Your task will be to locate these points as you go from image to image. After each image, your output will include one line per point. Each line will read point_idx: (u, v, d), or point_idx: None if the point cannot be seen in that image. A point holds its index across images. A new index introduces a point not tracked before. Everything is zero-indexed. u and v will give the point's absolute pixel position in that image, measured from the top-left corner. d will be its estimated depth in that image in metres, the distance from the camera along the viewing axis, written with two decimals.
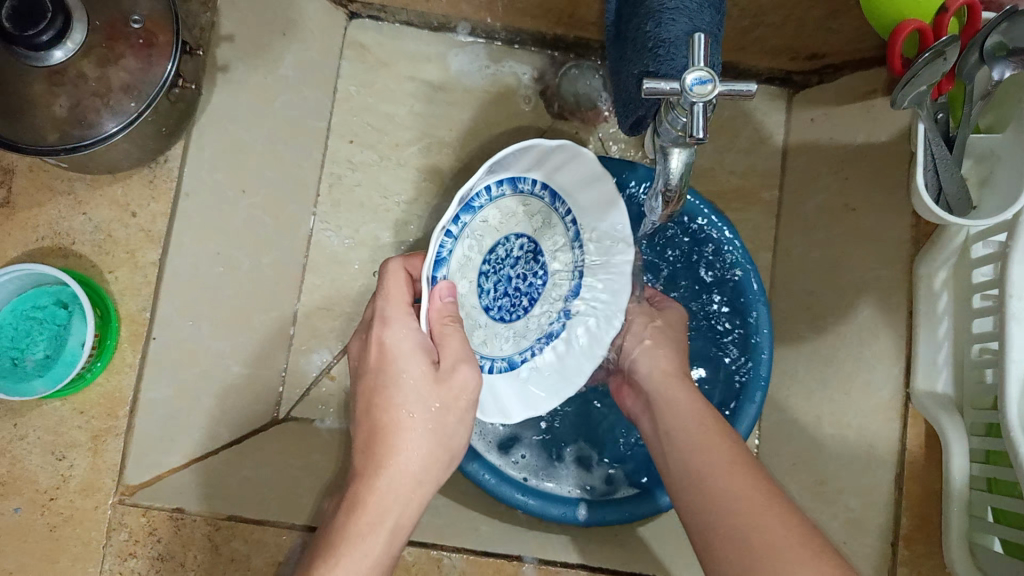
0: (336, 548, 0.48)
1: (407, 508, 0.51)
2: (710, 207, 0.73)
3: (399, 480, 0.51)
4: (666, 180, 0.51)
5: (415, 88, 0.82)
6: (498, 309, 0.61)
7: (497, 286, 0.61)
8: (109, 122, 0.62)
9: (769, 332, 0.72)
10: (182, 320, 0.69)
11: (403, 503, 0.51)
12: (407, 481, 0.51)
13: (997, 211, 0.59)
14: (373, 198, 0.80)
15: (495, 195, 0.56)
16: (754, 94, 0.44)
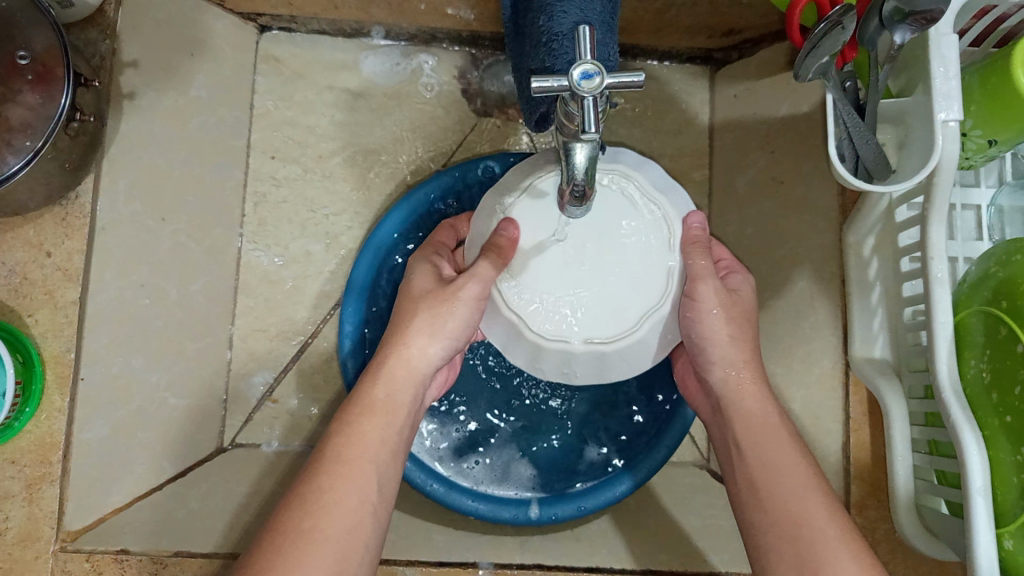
0: (307, 499, 0.51)
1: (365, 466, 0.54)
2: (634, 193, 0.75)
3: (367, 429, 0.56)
4: (572, 176, 0.51)
5: (334, 97, 0.81)
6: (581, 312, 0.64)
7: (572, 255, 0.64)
8: (12, 160, 0.59)
9: None
10: (112, 355, 0.67)
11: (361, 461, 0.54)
12: (368, 440, 0.55)
13: (914, 173, 0.59)
14: (301, 212, 0.79)
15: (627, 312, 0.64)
16: (643, 85, 0.42)
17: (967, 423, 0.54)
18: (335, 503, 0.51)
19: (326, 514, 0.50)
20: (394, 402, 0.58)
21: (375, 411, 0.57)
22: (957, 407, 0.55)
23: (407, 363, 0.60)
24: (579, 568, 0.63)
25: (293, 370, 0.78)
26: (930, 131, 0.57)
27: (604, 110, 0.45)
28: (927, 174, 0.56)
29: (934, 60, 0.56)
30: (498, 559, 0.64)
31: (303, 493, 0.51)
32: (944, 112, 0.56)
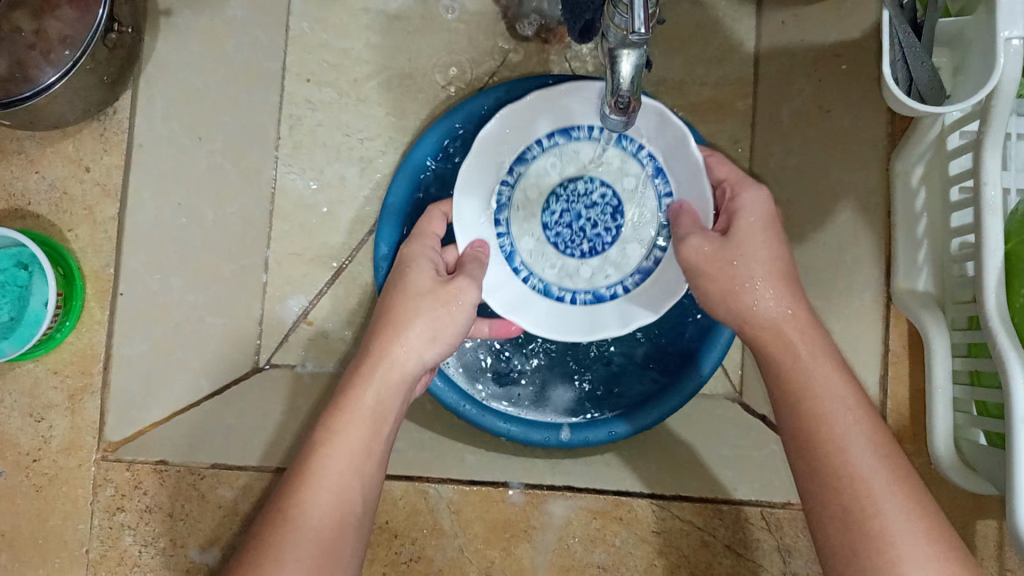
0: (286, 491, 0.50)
1: (360, 435, 0.52)
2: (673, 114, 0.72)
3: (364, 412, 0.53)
4: (618, 90, 0.49)
5: (369, 20, 0.79)
6: (558, 236, 0.69)
7: (564, 215, 0.69)
8: (49, 74, 0.61)
9: None
10: (152, 273, 0.68)
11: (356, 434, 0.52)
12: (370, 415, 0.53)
13: (972, 95, 0.56)
14: (336, 136, 0.79)
15: (594, 135, 0.68)
16: None
17: (1014, 352, 0.53)
18: (314, 499, 0.49)
19: (312, 505, 0.49)
20: (383, 409, 0.54)
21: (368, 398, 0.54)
22: (1004, 336, 0.53)
23: (388, 368, 0.55)
24: (606, 492, 0.67)
25: (328, 294, 0.78)
26: (991, 49, 0.55)
27: (655, 13, 0.43)
28: (984, 96, 0.54)
29: None
30: (528, 480, 0.67)
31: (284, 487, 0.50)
32: (1008, 29, 0.53)
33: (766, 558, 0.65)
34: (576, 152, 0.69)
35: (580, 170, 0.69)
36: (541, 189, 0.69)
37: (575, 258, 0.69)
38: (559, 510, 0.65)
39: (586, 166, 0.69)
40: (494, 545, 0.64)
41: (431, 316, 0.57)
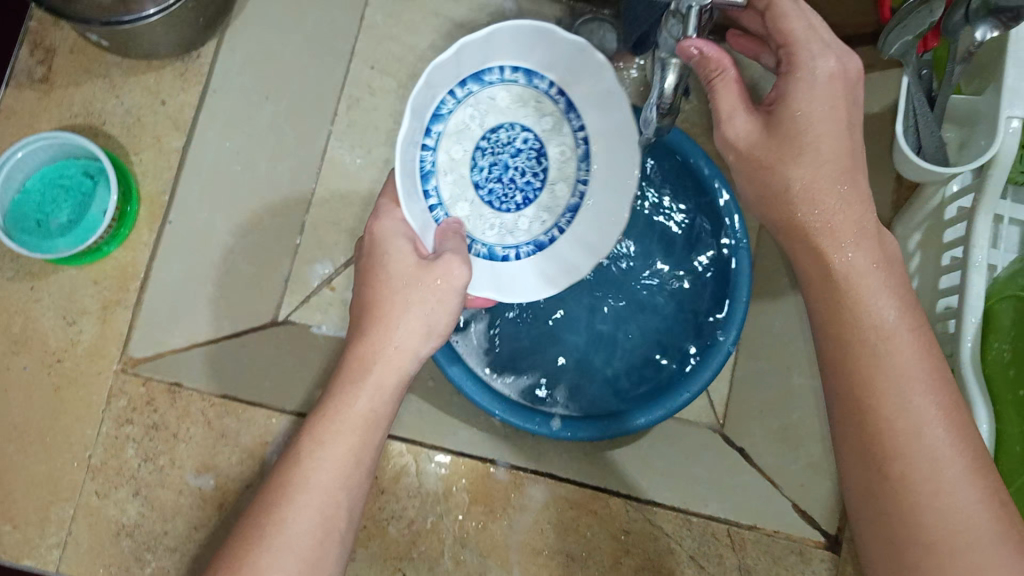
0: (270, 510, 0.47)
1: (349, 441, 0.49)
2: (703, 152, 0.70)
3: (344, 420, 0.49)
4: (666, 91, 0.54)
5: (438, 24, 0.85)
6: (489, 193, 0.64)
7: (495, 169, 0.64)
8: (149, 4, 0.62)
9: (749, 278, 0.69)
10: (199, 208, 0.73)
11: (343, 437, 0.49)
12: (358, 412, 0.50)
13: (975, 158, 0.62)
14: (387, 120, 0.82)
15: (507, 79, 0.62)
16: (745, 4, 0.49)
17: (981, 399, 0.57)
18: (308, 478, 0.48)
19: (285, 539, 0.46)
20: (376, 385, 0.50)
21: (359, 378, 0.50)
22: (974, 385, 0.58)
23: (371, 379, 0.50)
24: (585, 485, 0.70)
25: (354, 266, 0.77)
26: (994, 125, 0.61)
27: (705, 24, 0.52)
28: (982, 163, 0.60)
29: (1009, 60, 0.60)
30: (513, 460, 0.70)
31: (264, 501, 0.48)
32: (1011, 108, 0.60)
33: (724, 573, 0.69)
34: (492, 100, 0.63)
35: (500, 118, 0.63)
36: (462, 141, 0.63)
37: (510, 212, 0.64)
38: (538, 494, 0.69)
39: (505, 112, 0.63)
40: (473, 517, 0.68)
41: (404, 268, 0.52)
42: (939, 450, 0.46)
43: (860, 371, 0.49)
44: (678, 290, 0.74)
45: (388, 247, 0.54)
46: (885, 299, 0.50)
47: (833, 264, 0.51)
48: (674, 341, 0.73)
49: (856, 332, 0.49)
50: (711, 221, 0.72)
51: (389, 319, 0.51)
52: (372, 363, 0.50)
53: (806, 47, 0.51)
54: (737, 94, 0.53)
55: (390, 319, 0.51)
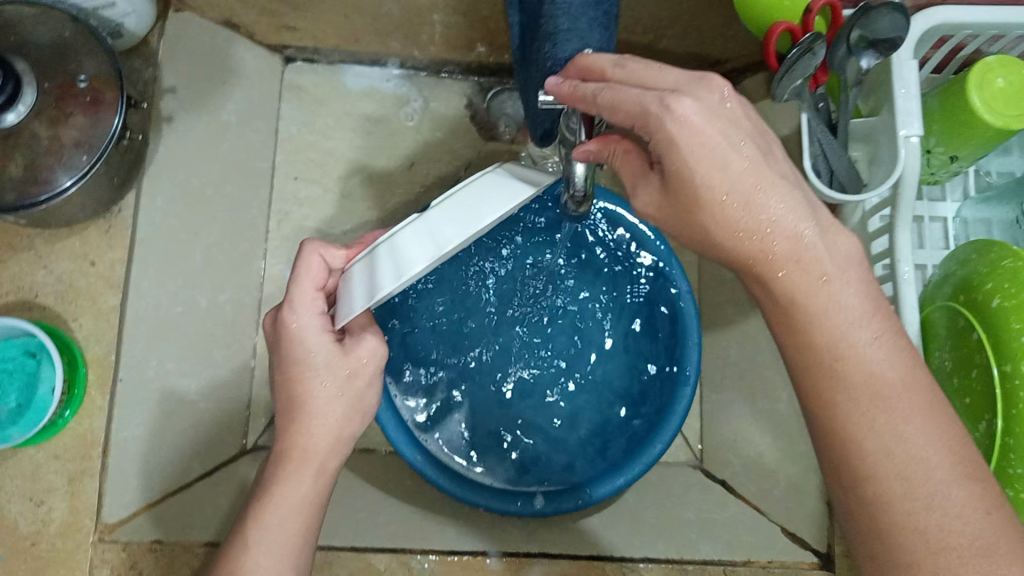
0: None
1: (284, 517, 0.50)
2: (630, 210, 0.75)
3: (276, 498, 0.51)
4: (577, 182, 0.57)
5: (353, 123, 0.87)
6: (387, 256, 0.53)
7: None
8: (64, 178, 0.65)
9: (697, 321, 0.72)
10: (149, 358, 0.73)
11: (278, 513, 0.50)
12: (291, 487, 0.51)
13: (883, 181, 0.65)
14: (320, 229, 0.85)
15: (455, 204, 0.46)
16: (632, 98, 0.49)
17: None
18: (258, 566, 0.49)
19: None
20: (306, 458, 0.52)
21: (298, 461, 0.52)
22: None
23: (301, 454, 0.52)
24: (578, 557, 0.71)
25: None
26: (894, 145, 0.64)
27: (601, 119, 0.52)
28: (891, 183, 0.63)
29: (896, 82, 0.63)
30: (504, 548, 0.71)
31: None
32: (906, 128, 0.62)
33: None
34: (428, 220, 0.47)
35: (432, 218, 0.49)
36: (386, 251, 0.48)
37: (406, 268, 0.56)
38: None
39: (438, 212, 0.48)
40: None
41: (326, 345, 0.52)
42: (939, 467, 0.41)
43: (826, 391, 0.43)
44: (636, 343, 0.76)
45: (303, 325, 0.52)
46: (848, 326, 0.43)
47: (777, 279, 0.44)
48: (640, 394, 0.75)
49: (812, 353, 0.44)
50: (651, 272, 0.76)
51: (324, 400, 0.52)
52: (313, 446, 0.52)
53: (694, 90, 0.42)
54: (637, 164, 0.47)
55: (324, 402, 0.52)
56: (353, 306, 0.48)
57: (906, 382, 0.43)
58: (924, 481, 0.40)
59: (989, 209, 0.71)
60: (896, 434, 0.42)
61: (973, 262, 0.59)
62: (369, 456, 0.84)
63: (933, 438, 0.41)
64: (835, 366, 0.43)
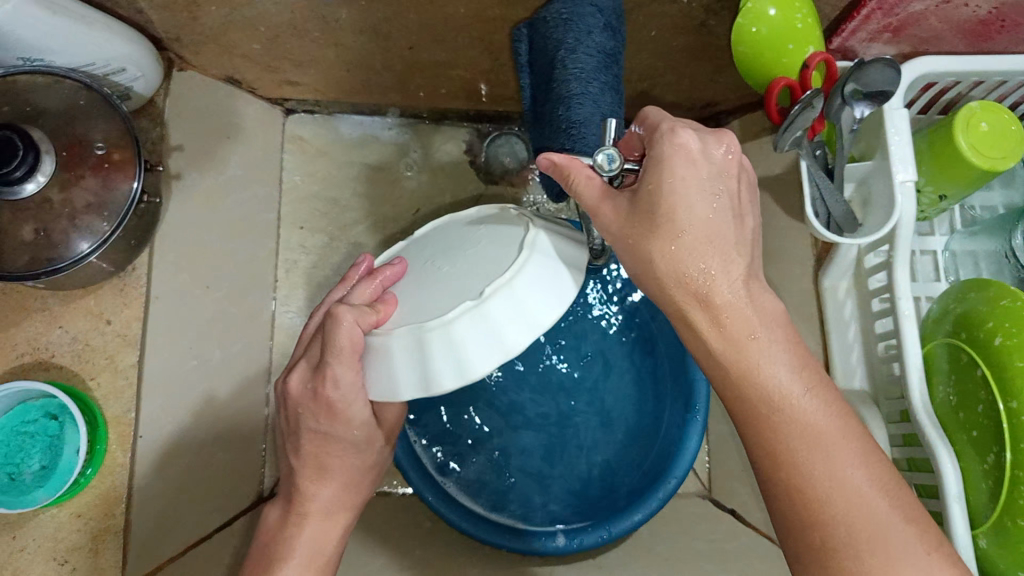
0: None
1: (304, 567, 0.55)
2: None
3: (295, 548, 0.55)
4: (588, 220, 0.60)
5: (355, 171, 0.90)
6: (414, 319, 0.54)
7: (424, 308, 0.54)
8: (82, 243, 0.67)
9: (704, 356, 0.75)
10: (165, 415, 0.73)
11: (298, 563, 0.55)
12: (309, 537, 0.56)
13: (880, 223, 0.68)
14: (327, 275, 0.87)
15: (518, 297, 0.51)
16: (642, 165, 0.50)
17: (939, 439, 0.62)
18: None
19: None
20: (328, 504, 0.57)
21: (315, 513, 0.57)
22: (930, 426, 0.63)
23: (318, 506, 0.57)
24: None
25: None
26: (891, 189, 0.67)
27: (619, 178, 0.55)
28: (890, 225, 0.65)
29: (890, 129, 0.66)
30: None
31: None
32: (901, 172, 0.66)
33: None
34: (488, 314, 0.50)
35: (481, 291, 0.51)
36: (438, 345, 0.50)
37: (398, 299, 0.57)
38: None
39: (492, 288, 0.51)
40: None
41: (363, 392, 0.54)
42: (875, 504, 0.43)
43: (768, 446, 0.46)
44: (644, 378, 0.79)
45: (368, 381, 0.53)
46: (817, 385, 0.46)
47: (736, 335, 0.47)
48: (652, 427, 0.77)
49: (754, 411, 0.46)
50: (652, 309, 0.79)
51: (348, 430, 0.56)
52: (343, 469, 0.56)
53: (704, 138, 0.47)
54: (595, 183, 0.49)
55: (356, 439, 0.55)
56: (400, 390, 0.51)
57: (839, 429, 0.45)
58: (867, 530, 0.43)
59: (976, 242, 0.74)
60: (830, 474, 0.44)
61: (972, 299, 0.64)
62: (383, 499, 0.85)
63: (871, 479, 0.44)
64: (772, 415, 0.46)
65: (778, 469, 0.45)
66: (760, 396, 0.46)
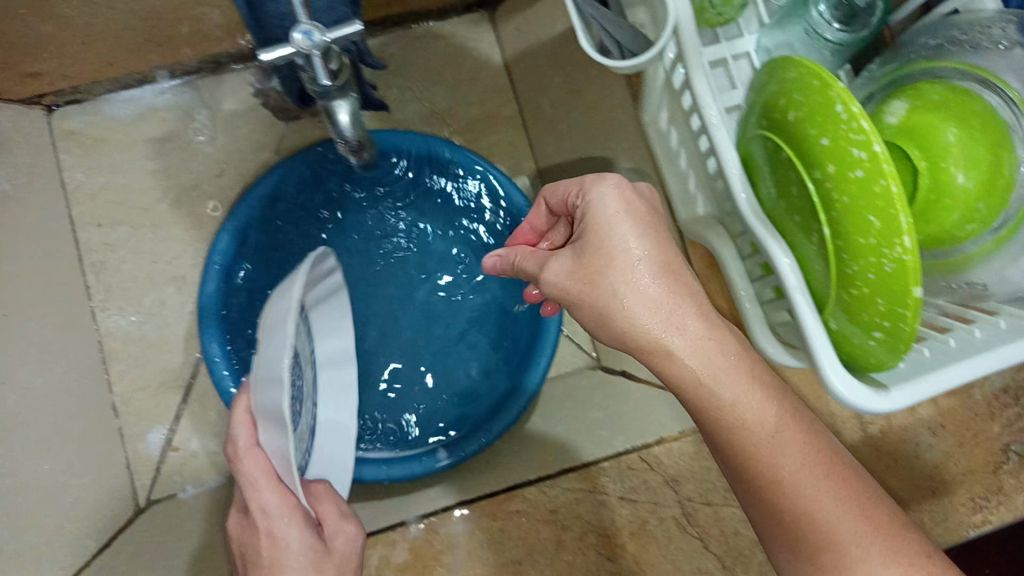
0: None
1: None
2: (447, 144, 0.75)
3: None
4: (320, 103, 0.55)
5: (142, 150, 0.82)
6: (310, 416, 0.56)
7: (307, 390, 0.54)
8: None
9: None
10: (9, 462, 0.64)
11: None
12: None
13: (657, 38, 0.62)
14: (143, 266, 0.81)
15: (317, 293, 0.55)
16: (362, 31, 0.49)
17: (768, 236, 0.57)
18: None
19: None
20: None
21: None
22: (758, 226, 0.57)
23: None
24: (496, 492, 0.72)
25: (184, 416, 0.79)
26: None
27: (344, 59, 0.51)
28: (670, 33, 0.59)
29: None
30: (423, 511, 0.70)
31: None
32: None
33: (657, 493, 0.70)
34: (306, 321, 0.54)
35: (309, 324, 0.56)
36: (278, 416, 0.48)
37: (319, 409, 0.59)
38: (459, 526, 0.70)
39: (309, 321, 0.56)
40: None
41: (305, 564, 0.51)
42: (824, 492, 0.46)
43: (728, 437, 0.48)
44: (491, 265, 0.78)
45: (282, 522, 0.51)
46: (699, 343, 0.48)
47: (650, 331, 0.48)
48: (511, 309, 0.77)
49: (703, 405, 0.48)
50: (482, 198, 0.78)
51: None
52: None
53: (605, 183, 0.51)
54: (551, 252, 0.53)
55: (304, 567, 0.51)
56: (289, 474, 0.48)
57: (789, 418, 0.48)
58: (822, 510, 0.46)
59: (785, 32, 0.63)
60: (793, 466, 0.46)
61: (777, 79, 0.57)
62: None
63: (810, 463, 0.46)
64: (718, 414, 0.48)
65: (733, 450, 0.48)
66: (623, 320, 0.49)
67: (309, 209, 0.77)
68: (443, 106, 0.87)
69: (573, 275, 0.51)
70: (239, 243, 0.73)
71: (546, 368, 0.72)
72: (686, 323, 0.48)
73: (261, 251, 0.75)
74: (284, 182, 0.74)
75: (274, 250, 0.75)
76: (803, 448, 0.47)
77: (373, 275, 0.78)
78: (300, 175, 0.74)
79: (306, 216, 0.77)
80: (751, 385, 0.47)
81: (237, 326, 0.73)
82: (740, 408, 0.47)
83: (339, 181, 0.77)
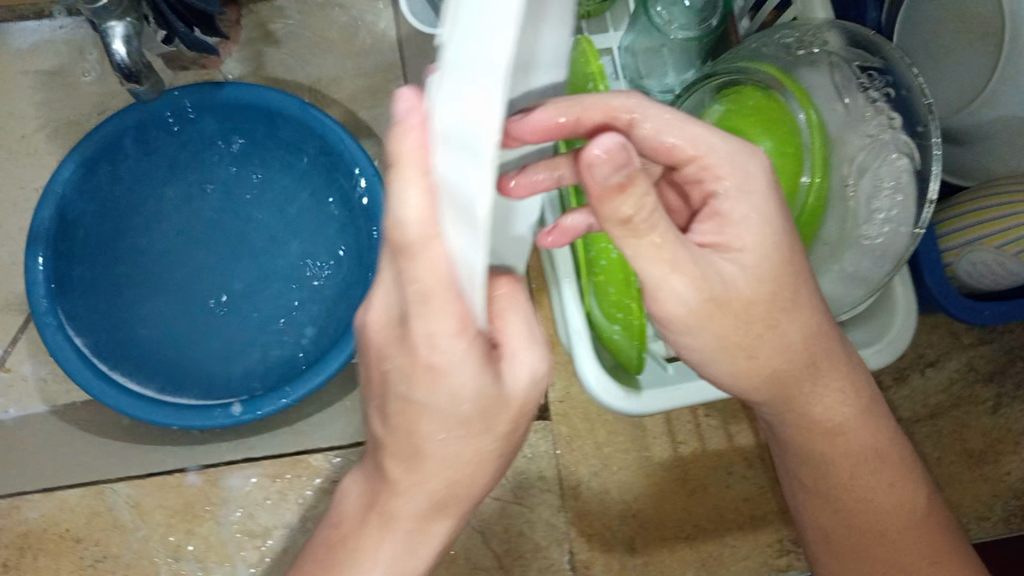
0: None
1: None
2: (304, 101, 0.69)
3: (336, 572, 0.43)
4: (97, 27, 0.53)
5: (30, 80, 0.84)
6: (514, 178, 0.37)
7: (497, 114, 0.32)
8: None
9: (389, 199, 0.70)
10: None
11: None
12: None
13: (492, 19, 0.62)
14: (11, 191, 0.82)
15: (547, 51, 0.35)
16: None
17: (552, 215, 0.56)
18: None
19: None
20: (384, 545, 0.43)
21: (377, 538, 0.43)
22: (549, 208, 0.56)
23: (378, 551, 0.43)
24: (285, 455, 0.69)
25: (22, 339, 0.77)
26: None
27: None
28: None
29: None
30: (206, 460, 0.68)
31: None
32: None
33: None
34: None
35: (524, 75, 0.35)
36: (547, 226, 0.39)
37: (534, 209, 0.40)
38: (235, 482, 0.67)
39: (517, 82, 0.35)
40: (177, 528, 0.67)
41: (450, 425, 0.38)
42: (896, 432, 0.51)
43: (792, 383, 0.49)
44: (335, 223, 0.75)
45: (451, 364, 0.34)
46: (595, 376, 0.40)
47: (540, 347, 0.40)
48: (349, 272, 0.74)
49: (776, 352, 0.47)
50: (335, 158, 0.73)
51: (400, 548, 0.43)
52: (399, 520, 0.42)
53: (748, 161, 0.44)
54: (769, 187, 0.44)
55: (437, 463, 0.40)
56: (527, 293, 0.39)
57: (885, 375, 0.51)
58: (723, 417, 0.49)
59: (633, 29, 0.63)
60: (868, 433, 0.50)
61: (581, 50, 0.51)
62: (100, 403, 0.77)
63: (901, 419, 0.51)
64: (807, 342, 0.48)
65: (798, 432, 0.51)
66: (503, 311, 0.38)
67: (162, 148, 0.73)
68: (334, 73, 0.86)
69: (529, 337, 0.40)
70: (83, 171, 0.68)
71: (362, 339, 0.68)
72: (839, 392, 0.49)
73: (102, 182, 0.71)
74: (131, 118, 0.69)
75: (115, 185, 0.72)
76: (894, 469, 0.51)
77: (219, 223, 0.76)
78: (152, 115, 0.70)
79: (157, 154, 0.73)
80: (859, 420, 0.50)
81: (67, 254, 0.69)
82: (845, 429, 0.50)
83: (195, 123, 0.73)
